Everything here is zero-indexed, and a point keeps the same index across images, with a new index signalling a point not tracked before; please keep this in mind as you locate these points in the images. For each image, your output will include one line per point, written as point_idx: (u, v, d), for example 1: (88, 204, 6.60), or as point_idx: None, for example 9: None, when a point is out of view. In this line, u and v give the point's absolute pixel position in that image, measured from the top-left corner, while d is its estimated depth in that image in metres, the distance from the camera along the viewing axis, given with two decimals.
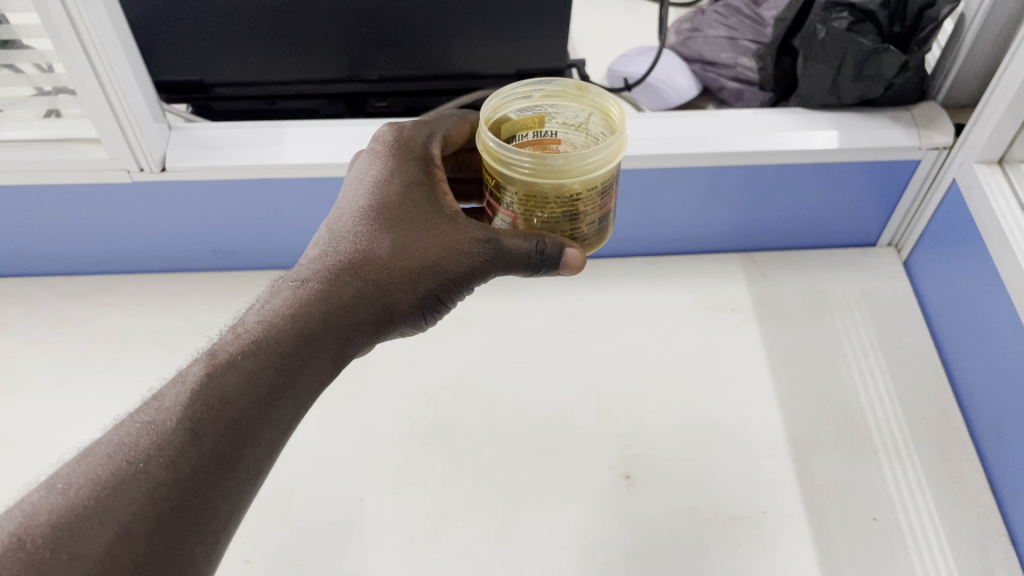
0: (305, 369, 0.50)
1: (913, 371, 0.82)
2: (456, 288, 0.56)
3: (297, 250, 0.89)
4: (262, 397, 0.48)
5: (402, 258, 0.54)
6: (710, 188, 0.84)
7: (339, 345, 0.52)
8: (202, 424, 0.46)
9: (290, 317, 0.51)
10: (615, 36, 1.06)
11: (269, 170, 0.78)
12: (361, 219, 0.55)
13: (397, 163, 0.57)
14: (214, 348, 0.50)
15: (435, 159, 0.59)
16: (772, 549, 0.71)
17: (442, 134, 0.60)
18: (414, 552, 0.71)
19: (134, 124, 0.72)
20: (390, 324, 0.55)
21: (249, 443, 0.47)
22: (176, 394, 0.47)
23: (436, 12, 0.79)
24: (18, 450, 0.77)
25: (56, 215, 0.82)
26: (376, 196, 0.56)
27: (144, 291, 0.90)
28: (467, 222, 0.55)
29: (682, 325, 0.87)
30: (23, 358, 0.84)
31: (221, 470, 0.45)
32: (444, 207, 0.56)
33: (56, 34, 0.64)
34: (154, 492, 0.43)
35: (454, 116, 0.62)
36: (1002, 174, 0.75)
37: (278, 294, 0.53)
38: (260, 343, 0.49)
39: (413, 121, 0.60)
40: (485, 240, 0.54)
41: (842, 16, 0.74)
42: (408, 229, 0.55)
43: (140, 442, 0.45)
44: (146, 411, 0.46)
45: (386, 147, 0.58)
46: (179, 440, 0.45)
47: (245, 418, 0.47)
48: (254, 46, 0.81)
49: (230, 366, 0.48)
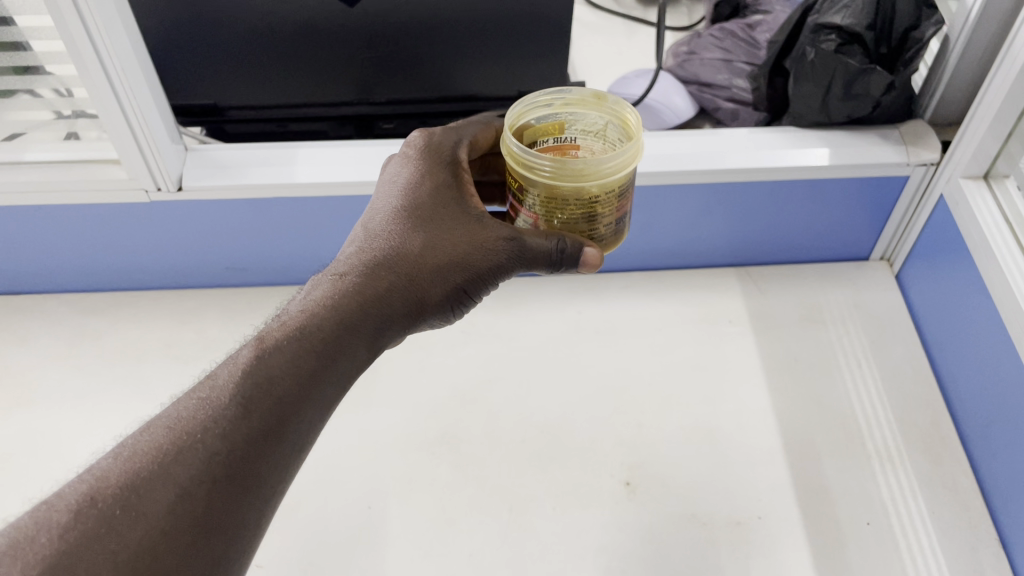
0: (345, 354, 0.53)
1: (905, 379, 0.85)
2: (483, 284, 0.59)
3: (308, 267, 0.92)
4: (305, 378, 0.51)
5: (434, 250, 0.57)
6: (707, 203, 0.87)
7: (374, 333, 0.55)
8: (253, 401, 0.48)
9: (333, 304, 0.54)
10: (615, 59, 1.09)
11: (281, 189, 0.81)
12: (396, 216, 0.58)
13: (428, 164, 0.61)
14: (260, 333, 0.53)
15: (462, 162, 0.62)
16: (769, 552, 0.73)
17: (468, 140, 0.64)
18: (421, 556, 0.73)
19: (152, 145, 0.76)
20: (420, 317, 0.58)
21: (293, 423, 0.49)
22: (226, 374, 0.50)
23: (441, 37, 0.83)
24: (40, 460, 0.80)
25: (75, 233, 0.85)
26: (408, 197, 0.59)
27: (159, 307, 0.93)
28: (491, 223, 0.59)
29: (681, 336, 0.89)
30: (42, 372, 0.87)
31: (269, 443, 0.48)
32: (471, 208, 0.60)
33: (81, 62, 0.67)
34: (210, 459, 0.46)
35: (479, 123, 0.66)
36: (987, 189, 0.77)
37: (319, 286, 0.56)
38: (304, 328, 0.52)
39: (440, 129, 0.64)
40: (511, 237, 0.58)
41: (831, 38, 0.77)
42: (438, 227, 0.58)
43: (197, 416, 0.47)
44: (199, 389, 0.49)
45: (417, 150, 0.62)
46: (233, 415, 0.48)
47: (290, 397, 0.50)
48: (266, 69, 0.84)
49: (278, 349, 0.51)
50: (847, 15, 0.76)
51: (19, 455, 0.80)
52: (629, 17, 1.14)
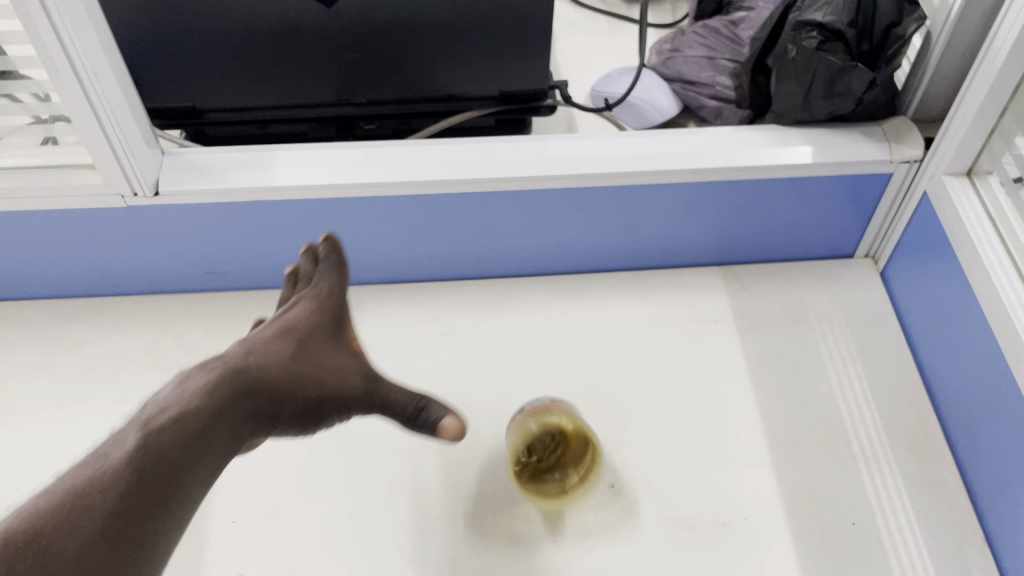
0: (212, 438, 0.57)
1: (891, 377, 0.84)
2: (331, 413, 0.68)
3: (289, 270, 0.91)
4: (184, 451, 0.54)
5: (307, 367, 0.68)
6: (690, 203, 0.86)
7: (243, 422, 0.60)
8: (146, 469, 0.52)
9: (206, 395, 0.59)
10: (598, 57, 1.09)
11: (258, 192, 0.80)
12: (275, 342, 0.68)
13: (307, 308, 0.73)
14: (142, 418, 0.56)
15: (344, 307, 0.76)
16: (753, 555, 0.72)
17: (332, 301, 0.75)
18: (404, 562, 0.73)
19: (127, 150, 0.75)
20: (273, 423, 0.63)
21: (180, 488, 0.53)
22: (117, 454, 0.52)
23: (419, 37, 0.82)
24: (18, 471, 0.79)
25: (52, 239, 0.84)
26: (280, 338, 0.69)
27: (139, 312, 0.92)
28: (350, 369, 0.70)
29: (665, 336, 0.89)
30: (21, 380, 0.86)
31: (162, 507, 0.51)
32: (338, 359, 0.71)
33: (52, 66, 0.66)
34: (112, 516, 0.49)
35: (337, 276, 0.77)
36: (970, 185, 0.77)
37: (189, 384, 0.60)
38: (183, 412, 0.56)
39: (312, 299, 0.74)
40: (366, 379, 0.71)
41: (812, 36, 0.77)
42: (307, 361, 0.68)
43: (98, 477, 0.50)
44: (94, 462, 0.52)
45: (302, 297, 0.75)
46: (130, 481, 0.51)
47: (175, 464, 0.53)
48: (243, 72, 0.83)
49: (162, 430, 0.54)
50: (827, 13, 0.76)
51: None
52: (613, 14, 1.13)
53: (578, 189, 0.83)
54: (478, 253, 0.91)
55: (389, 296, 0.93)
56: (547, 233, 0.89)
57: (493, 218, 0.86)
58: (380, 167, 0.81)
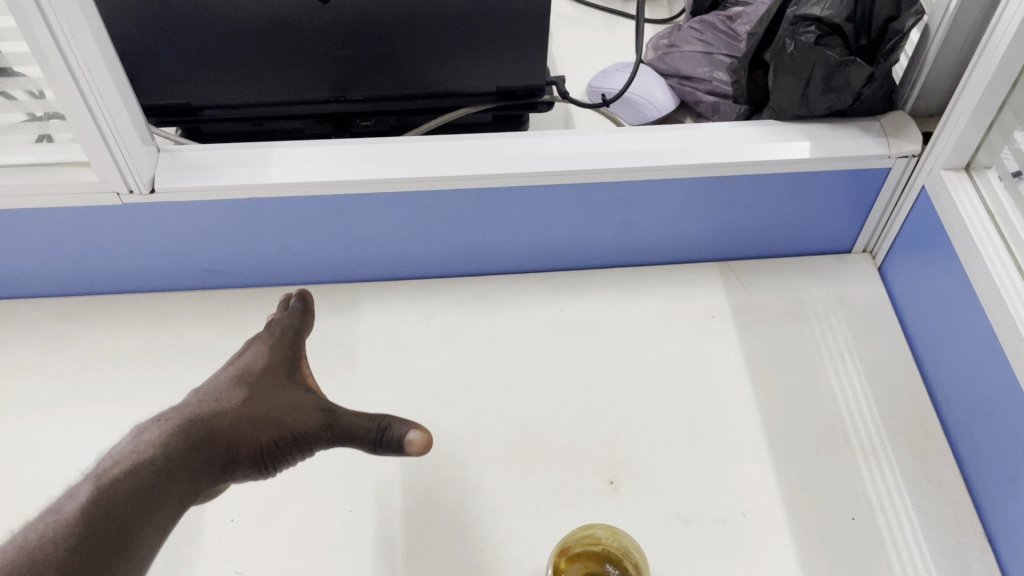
0: (166, 489, 0.58)
1: (889, 372, 0.84)
2: (291, 455, 0.68)
3: (286, 268, 0.91)
4: (135, 501, 0.55)
5: (262, 411, 0.68)
6: (688, 199, 0.86)
7: (197, 470, 0.62)
8: (97, 520, 0.53)
9: (160, 447, 0.60)
10: (595, 53, 1.08)
11: (255, 189, 0.79)
12: (228, 390, 0.69)
13: (261, 351, 0.74)
14: (98, 470, 0.57)
15: (300, 347, 0.76)
16: (753, 551, 0.72)
17: (292, 345, 0.76)
18: (404, 560, 0.72)
19: (122, 147, 0.74)
20: (230, 470, 0.65)
21: (131, 538, 0.53)
22: (69, 508, 0.53)
23: (416, 32, 0.81)
24: (14, 471, 0.79)
25: (47, 238, 0.84)
26: (237, 383, 0.70)
27: (135, 310, 0.92)
28: (309, 403, 0.70)
29: (664, 333, 0.89)
30: (18, 379, 0.86)
31: (112, 557, 0.52)
32: (295, 392, 0.71)
33: (46, 64, 0.66)
34: (60, 566, 0.49)
35: (299, 322, 0.78)
36: (969, 180, 0.77)
37: (145, 434, 0.62)
38: (136, 464, 0.58)
39: (266, 341, 0.75)
40: (325, 410, 0.70)
41: (810, 30, 0.76)
42: (260, 401, 0.69)
43: (51, 533, 0.51)
44: (47, 516, 0.53)
45: (255, 344, 0.75)
46: (79, 532, 0.52)
47: (125, 517, 0.54)
48: (239, 68, 0.83)
49: (115, 481, 0.56)
50: (825, 7, 0.75)
51: None
52: (609, 9, 1.13)
53: (575, 185, 0.83)
54: (475, 250, 0.91)
55: (386, 294, 0.93)
56: (544, 230, 0.89)
57: (490, 215, 0.86)
58: (377, 164, 0.80)
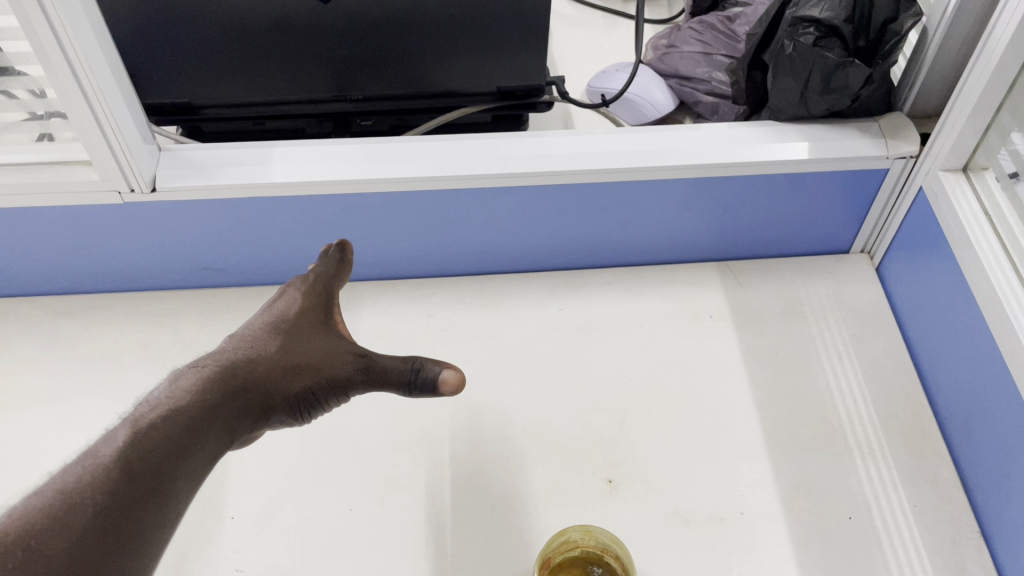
0: (201, 437, 0.55)
1: (886, 372, 0.85)
2: (325, 402, 0.64)
3: (286, 266, 0.91)
4: (172, 449, 0.52)
5: (297, 357, 0.64)
6: (687, 199, 0.86)
7: (231, 418, 0.58)
8: (134, 467, 0.50)
9: (195, 394, 0.57)
10: (594, 53, 1.09)
11: (256, 188, 0.80)
12: (262, 334, 0.65)
13: (295, 296, 0.68)
14: (134, 415, 0.54)
15: (334, 294, 0.70)
16: (750, 549, 0.73)
17: (328, 284, 0.70)
18: (403, 557, 0.73)
19: (124, 146, 0.74)
20: (264, 417, 0.61)
21: (168, 486, 0.51)
22: (105, 453, 0.50)
23: (417, 33, 0.82)
24: (16, 469, 0.79)
25: (48, 236, 0.84)
26: (271, 327, 0.65)
27: (136, 308, 0.92)
28: (345, 346, 0.66)
29: (663, 332, 0.89)
30: (18, 376, 0.86)
31: (150, 506, 0.49)
32: (332, 336, 0.67)
33: (48, 63, 0.66)
34: (97, 515, 0.47)
35: (337, 260, 0.71)
36: (966, 182, 0.77)
37: (181, 379, 0.58)
38: (172, 411, 0.54)
39: (301, 280, 0.70)
40: (361, 355, 0.65)
41: (809, 31, 0.77)
42: (296, 344, 0.64)
43: (86, 480, 0.48)
44: (81, 460, 0.49)
45: (288, 288, 0.69)
46: (116, 479, 0.48)
47: (163, 465, 0.51)
48: (240, 68, 0.83)
49: (152, 428, 0.52)
50: (824, 9, 0.76)
51: None
52: (609, 9, 1.13)
53: (575, 185, 0.83)
54: (475, 249, 0.91)
55: (386, 292, 0.93)
56: (544, 229, 0.89)
57: (490, 214, 0.86)
58: (377, 164, 0.81)
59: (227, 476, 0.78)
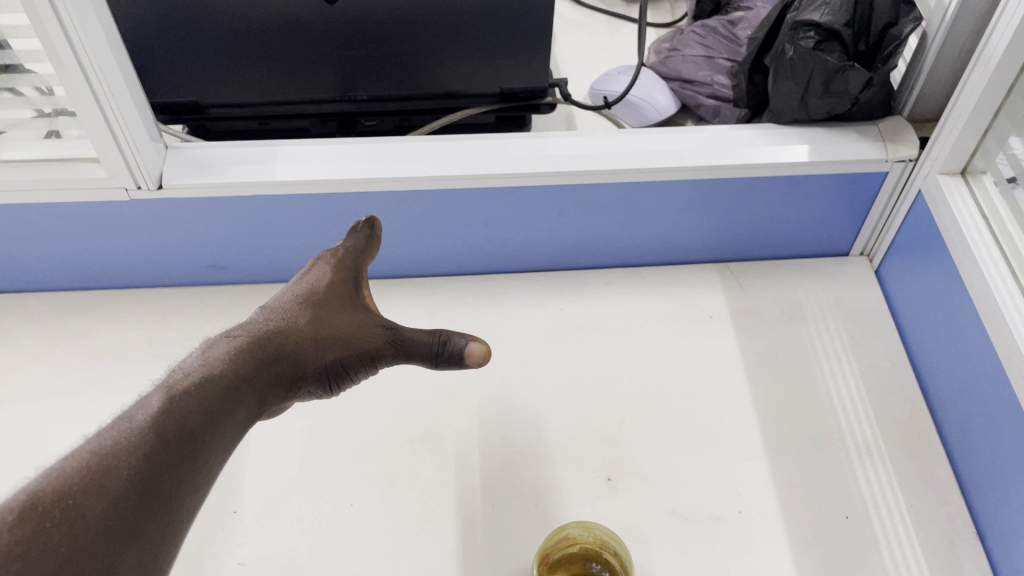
0: (234, 404, 0.55)
1: (884, 374, 0.85)
2: (354, 373, 0.65)
3: (290, 264, 0.92)
4: (207, 414, 0.53)
5: (328, 330, 0.64)
6: (688, 200, 0.87)
7: (263, 387, 0.59)
8: (170, 432, 0.50)
9: (229, 362, 0.57)
10: (597, 57, 1.09)
11: (261, 187, 0.81)
12: (294, 306, 0.65)
13: (325, 269, 0.68)
14: (168, 381, 0.54)
15: (364, 268, 0.70)
16: (748, 547, 0.73)
17: (360, 257, 0.70)
18: (403, 552, 0.74)
19: (131, 143, 0.75)
20: (294, 387, 0.62)
21: (203, 450, 0.51)
22: (141, 417, 0.50)
23: (421, 34, 0.83)
24: (20, 462, 0.80)
25: (55, 232, 0.85)
26: (303, 299, 0.65)
27: (141, 305, 0.93)
28: (375, 320, 0.66)
29: (663, 332, 0.90)
30: (24, 371, 0.87)
31: (184, 470, 0.50)
32: (361, 308, 0.67)
33: (57, 60, 0.67)
34: (134, 477, 0.47)
35: (366, 235, 0.71)
36: (965, 185, 0.78)
37: (213, 349, 0.59)
38: (207, 378, 0.55)
39: (331, 252, 0.70)
40: (389, 329, 0.66)
41: (809, 36, 0.77)
42: (327, 316, 0.65)
43: (121, 443, 0.48)
44: (117, 424, 0.50)
45: (318, 260, 0.69)
46: (151, 443, 0.49)
47: (199, 430, 0.52)
48: (246, 67, 0.84)
49: (187, 394, 0.53)
50: (825, 13, 0.77)
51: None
52: (612, 13, 1.14)
53: (577, 185, 0.84)
54: (477, 249, 0.92)
55: (388, 291, 0.94)
56: (545, 229, 0.90)
57: (493, 213, 0.87)
58: (381, 163, 0.81)
59: (230, 471, 0.79)
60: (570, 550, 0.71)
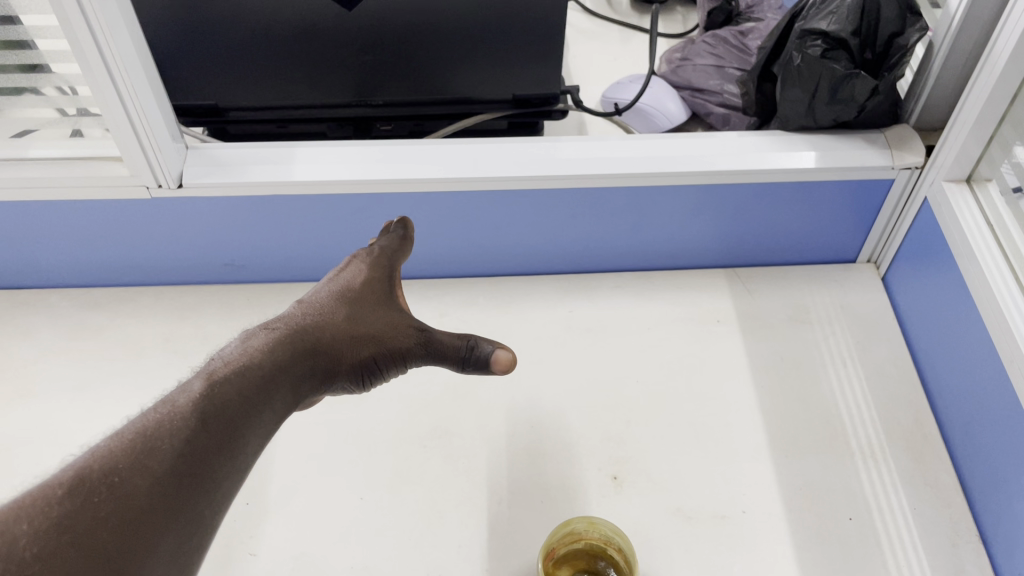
0: (271, 394, 0.57)
1: (890, 379, 0.86)
2: (386, 370, 0.67)
3: (305, 263, 0.94)
4: (245, 402, 0.55)
5: (362, 328, 0.66)
6: (697, 205, 0.89)
7: (299, 378, 0.61)
8: (209, 417, 0.52)
9: (266, 352, 0.59)
10: (609, 66, 1.11)
11: (278, 186, 0.82)
12: (329, 303, 0.66)
13: (360, 267, 0.70)
14: (208, 368, 0.56)
15: (398, 267, 0.72)
16: (751, 546, 0.74)
17: (394, 260, 0.72)
18: (410, 545, 0.75)
19: (153, 142, 0.77)
20: (329, 381, 0.64)
21: (241, 437, 0.53)
22: (183, 401, 0.53)
23: (435, 40, 0.85)
24: (39, 452, 0.82)
25: (76, 228, 0.87)
26: (338, 297, 0.67)
27: (159, 302, 0.95)
28: (407, 323, 0.68)
29: (671, 334, 0.91)
30: (43, 365, 0.89)
31: (223, 454, 0.51)
32: (394, 309, 0.69)
33: (84, 60, 0.69)
34: (176, 459, 0.49)
35: (398, 238, 0.74)
36: (969, 191, 0.79)
37: (252, 340, 0.61)
38: (245, 366, 0.57)
39: (367, 251, 0.72)
40: (421, 330, 0.68)
41: (816, 44, 0.79)
42: (360, 315, 0.67)
43: (163, 425, 0.50)
44: (160, 407, 0.52)
45: (354, 258, 0.71)
46: (192, 426, 0.51)
47: (236, 418, 0.54)
48: (265, 72, 0.86)
49: (228, 382, 0.55)
50: (831, 22, 0.77)
51: (18, 446, 0.82)
52: (625, 23, 1.16)
53: (587, 189, 0.85)
54: (488, 250, 0.94)
55: None
56: (556, 232, 0.92)
57: (503, 216, 0.89)
58: (394, 165, 0.83)
59: None
60: (575, 543, 0.72)
